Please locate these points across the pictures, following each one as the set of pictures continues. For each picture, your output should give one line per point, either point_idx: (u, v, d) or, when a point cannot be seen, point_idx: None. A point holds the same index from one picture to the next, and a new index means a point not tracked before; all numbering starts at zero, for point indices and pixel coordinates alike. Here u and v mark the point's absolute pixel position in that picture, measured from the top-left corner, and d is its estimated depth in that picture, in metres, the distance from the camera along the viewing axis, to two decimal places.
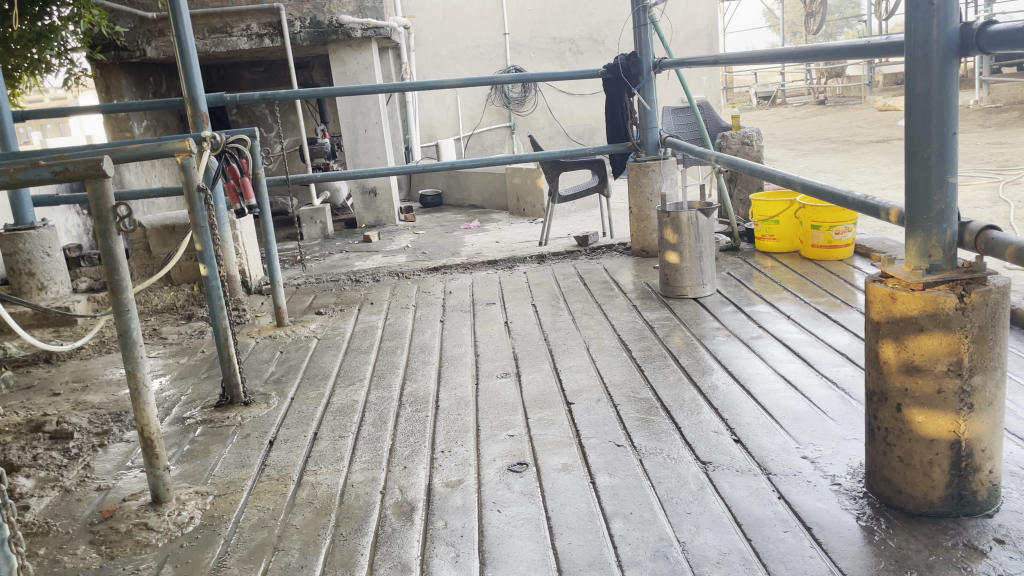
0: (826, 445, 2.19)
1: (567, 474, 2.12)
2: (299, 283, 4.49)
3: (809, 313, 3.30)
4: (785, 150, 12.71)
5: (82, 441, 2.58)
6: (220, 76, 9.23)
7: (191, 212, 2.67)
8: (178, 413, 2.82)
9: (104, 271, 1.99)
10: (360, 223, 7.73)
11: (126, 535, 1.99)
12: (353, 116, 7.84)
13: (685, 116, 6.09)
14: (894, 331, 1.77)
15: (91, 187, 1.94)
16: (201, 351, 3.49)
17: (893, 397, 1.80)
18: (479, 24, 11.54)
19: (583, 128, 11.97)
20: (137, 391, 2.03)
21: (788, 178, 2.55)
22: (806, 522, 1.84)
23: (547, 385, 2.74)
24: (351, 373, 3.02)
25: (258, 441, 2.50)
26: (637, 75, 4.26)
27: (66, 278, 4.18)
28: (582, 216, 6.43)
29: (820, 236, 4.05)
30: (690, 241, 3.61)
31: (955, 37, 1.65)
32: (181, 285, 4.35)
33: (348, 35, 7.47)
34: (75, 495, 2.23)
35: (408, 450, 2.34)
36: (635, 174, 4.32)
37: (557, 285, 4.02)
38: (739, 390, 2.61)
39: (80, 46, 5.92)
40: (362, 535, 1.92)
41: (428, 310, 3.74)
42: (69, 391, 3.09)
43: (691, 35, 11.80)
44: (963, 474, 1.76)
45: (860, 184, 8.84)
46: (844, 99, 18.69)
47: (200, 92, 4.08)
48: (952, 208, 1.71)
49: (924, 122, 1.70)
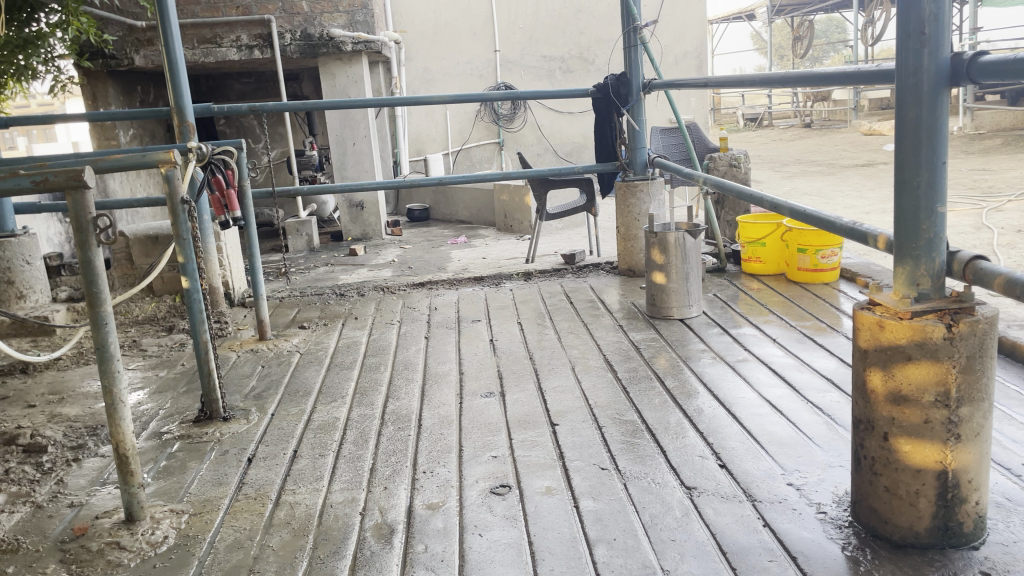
0: (811, 472, 2.17)
1: (551, 498, 2.09)
2: (283, 296, 4.45)
3: (795, 337, 3.30)
4: (772, 172, 12.81)
5: (55, 455, 2.52)
6: (209, 86, 9.19)
7: (175, 224, 2.67)
8: (155, 427, 2.77)
9: (83, 283, 1.95)
10: (347, 236, 7.69)
11: (98, 554, 1.94)
12: (341, 129, 7.82)
13: (674, 136, 6.11)
14: (881, 359, 1.76)
15: (71, 198, 1.91)
16: (180, 365, 3.44)
17: (880, 426, 1.79)
18: (470, 41, 11.58)
19: (572, 145, 12.02)
20: (114, 406, 1.99)
21: (776, 203, 2.54)
22: (791, 551, 1.82)
23: (532, 406, 2.71)
24: (333, 390, 2.98)
25: (237, 458, 2.46)
26: (627, 95, 4.29)
27: (46, 287, 4.12)
28: (570, 233, 6.42)
29: (806, 259, 4.05)
30: (677, 262, 3.61)
31: (946, 66, 1.65)
32: (163, 296, 4.30)
33: (338, 48, 7.48)
34: (47, 511, 2.18)
35: (390, 469, 2.30)
36: (622, 194, 4.32)
37: (543, 303, 4.01)
38: (724, 414, 2.59)
39: (67, 53, 5.83)
40: (341, 558, 1.88)
41: (412, 327, 3.71)
42: (45, 403, 3.03)
43: (680, 56, 11.89)
44: (950, 505, 1.75)
45: (845, 208, 8.89)
46: (830, 123, 18.90)
47: (187, 102, 4.04)
48: (941, 238, 1.71)
49: (913, 151, 1.70)
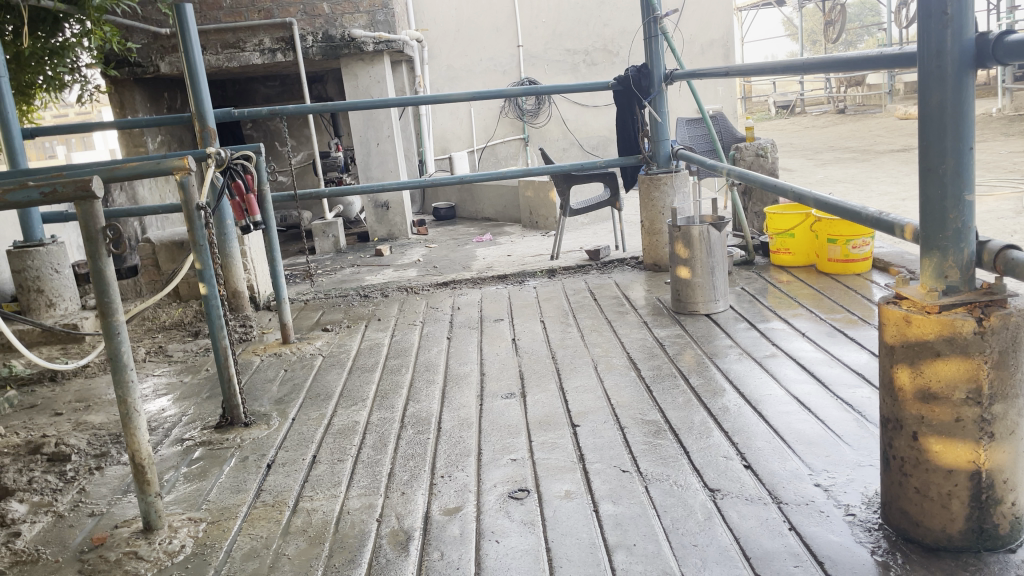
0: (840, 472, 2.10)
1: (569, 502, 2.05)
2: (308, 299, 4.45)
3: (825, 330, 3.21)
4: (805, 160, 12.58)
5: (78, 463, 2.54)
6: (235, 91, 9.27)
7: (191, 230, 2.59)
8: (177, 434, 2.77)
9: (95, 294, 1.95)
10: (373, 236, 7.70)
11: (115, 564, 1.95)
12: (365, 130, 7.83)
13: (699, 127, 6.02)
14: (909, 356, 1.68)
15: (80, 208, 1.91)
16: (205, 370, 3.46)
17: (909, 425, 1.72)
18: (493, 37, 11.54)
19: (598, 139, 11.93)
20: (129, 416, 1.99)
21: (801, 194, 2.46)
22: (817, 556, 1.76)
23: (553, 406, 2.67)
24: (354, 393, 2.96)
25: (256, 464, 2.45)
26: (648, 87, 4.20)
27: (75, 295, 4.16)
28: (595, 229, 6.36)
29: (836, 250, 3.95)
30: (701, 256, 3.54)
31: (970, 47, 1.57)
32: (189, 301, 4.33)
33: (360, 48, 7.47)
34: (68, 520, 2.19)
35: (407, 474, 2.28)
36: (646, 188, 4.25)
37: (568, 300, 3.96)
38: (751, 412, 2.53)
39: (94, 63, 5.86)
40: (355, 567, 1.86)
41: (435, 328, 3.68)
42: (72, 411, 3.06)
43: (706, 45, 11.73)
44: (984, 506, 1.67)
45: (881, 195, 8.70)
46: (864, 108, 18.49)
47: (208, 108, 4.06)
48: (969, 227, 1.63)
49: (938, 136, 1.62)
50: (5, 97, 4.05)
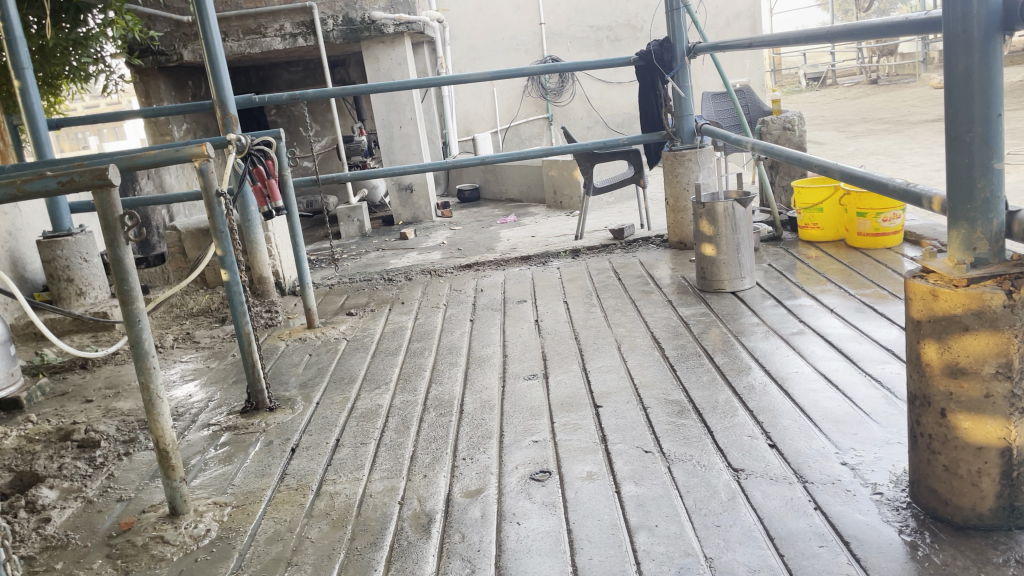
0: (867, 450, 2.06)
1: (592, 483, 2.04)
2: (333, 284, 4.47)
3: (854, 306, 3.15)
4: (835, 132, 12.35)
5: (107, 449, 2.58)
6: (259, 77, 9.31)
7: (211, 217, 2.59)
8: (204, 419, 2.81)
9: (115, 283, 1.97)
10: (398, 220, 7.72)
11: (142, 549, 1.97)
12: (388, 113, 7.82)
13: (724, 101, 5.93)
14: (936, 330, 1.63)
15: (98, 197, 1.91)
16: (232, 355, 3.49)
17: (937, 401, 1.67)
18: (515, 15, 11.46)
19: (623, 116, 11.82)
20: (152, 402, 2.01)
21: (827, 166, 2.40)
22: (843, 536, 1.72)
23: (575, 387, 2.65)
24: (377, 376, 2.97)
25: (281, 449, 2.47)
26: (671, 61, 4.13)
27: (104, 283, 4.23)
28: (620, 207, 6.30)
29: (866, 224, 3.87)
30: (727, 232, 3.48)
31: (998, 10, 1.52)
32: (216, 288, 4.38)
33: (380, 31, 7.43)
34: (97, 505, 2.23)
35: (430, 457, 2.28)
36: (670, 164, 4.19)
37: (591, 280, 3.92)
38: (777, 390, 2.49)
39: (119, 52, 5.90)
40: (377, 549, 1.86)
41: (458, 310, 3.68)
42: (102, 398, 3.11)
43: (732, 17, 11.54)
44: (1015, 484, 1.62)
45: (914, 167, 8.51)
46: (897, 78, 18.06)
47: (229, 94, 4.06)
48: (998, 197, 1.58)
49: (966, 102, 1.56)
50: (30, 88, 4.09)
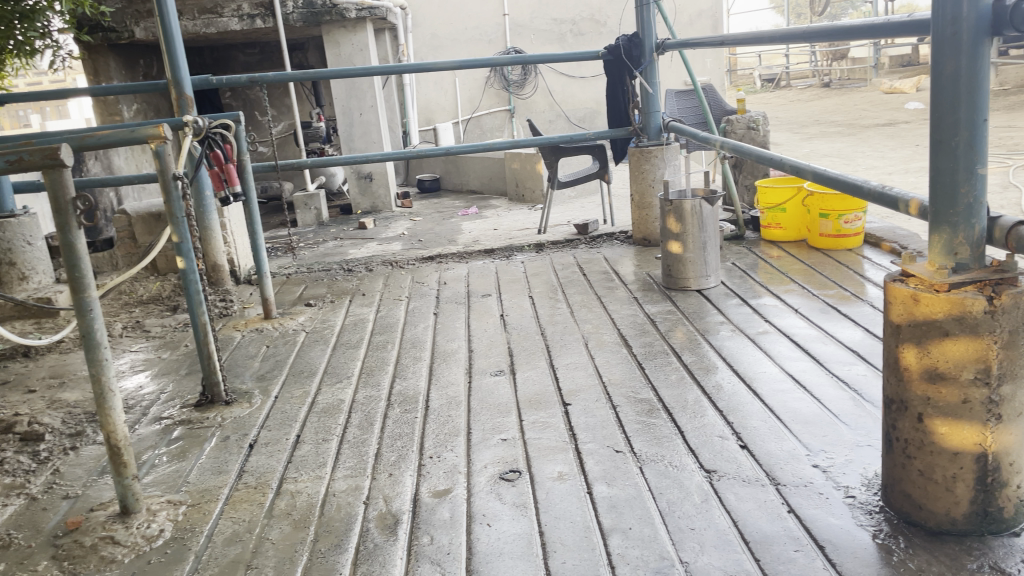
0: (838, 452, 2.06)
1: (563, 484, 1.99)
2: (290, 273, 4.35)
3: (818, 306, 3.16)
4: (790, 133, 12.54)
5: (53, 443, 2.45)
6: (213, 58, 9.09)
7: (167, 202, 2.47)
8: (156, 412, 2.69)
9: (65, 269, 1.86)
10: (356, 209, 7.59)
11: (91, 550, 1.87)
12: (347, 99, 7.68)
13: (689, 98, 5.95)
14: (916, 335, 1.63)
15: (48, 177, 1.80)
16: (184, 346, 3.36)
17: (914, 406, 1.66)
18: (478, 5, 11.38)
19: (585, 111, 11.86)
20: (103, 396, 1.91)
21: (799, 167, 2.39)
22: (817, 540, 1.71)
23: (543, 384, 2.61)
24: (338, 370, 2.88)
25: (238, 444, 2.38)
26: (639, 57, 4.11)
27: (48, 268, 4.04)
28: (582, 202, 6.28)
29: (828, 225, 3.90)
30: (693, 230, 3.47)
31: (987, 14, 1.50)
32: (167, 275, 4.25)
33: (342, 15, 7.28)
34: (42, 503, 2.11)
35: (395, 455, 2.21)
36: (636, 160, 4.17)
37: (556, 275, 3.88)
38: (745, 391, 2.47)
39: (66, 27, 5.66)
40: (342, 551, 1.79)
41: (421, 303, 3.60)
42: (46, 388, 2.97)
43: (695, 16, 11.63)
44: (989, 490, 1.63)
45: (867, 170, 8.67)
46: (848, 82, 18.40)
47: (185, 75, 3.91)
48: (981, 202, 1.57)
49: (951, 107, 1.55)
50: None
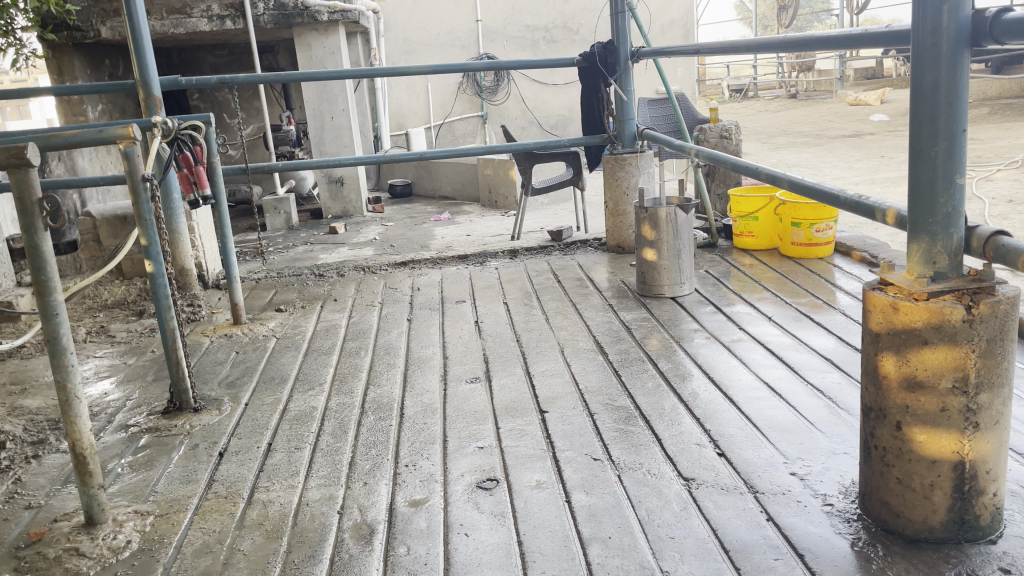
0: (814, 460, 2.06)
1: (541, 492, 1.97)
2: (259, 278, 4.28)
3: (791, 314, 3.18)
4: (759, 143, 12.69)
5: (14, 451, 2.38)
6: (181, 59, 8.98)
7: (136, 204, 2.44)
8: (121, 420, 2.62)
9: (31, 271, 1.80)
10: (326, 214, 7.51)
11: (55, 562, 1.81)
12: (319, 103, 7.61)
13: (662, 107, 5.99)
14: (895, 343, 1.64)
15: (13, 177, 1.74)
16: (151, 351, 3.28)
17: (893, 414, 1.67)
18: (451, 11, 11.36)
19: (557, 118, 11.90)
20: (69, 403, 1.85)
21: (773, 174, 2.40)
22: (797, 548, 1.71)
23: (519, 392, 2.58)
24: (310, 377, 2.84)
25: (207, 453, 2.32)
26: (614, 64, 4.12)
27: (9, 270, 3.99)
28: (556, 208, 6.28)
29: (800, 233, 3.93)
30: (668, 238, 3.47)
31: (966, 25, 1.51)
32: (133, 279, 4.17)
33: (313, 18, 7.22)
34: (2, 513, 2.04)
35: (370, 463, 2.17)
36: (610, 167, 4.17)
37: (530, 282, 3.87)
38: (721, 398, 2.48)
39: (30, 24, 5.53)
40: (316, 563, 1.75)
41: (394, 309, 3.57)
42: (6, 395, 2.88)
43: (666, 25, 11.72)
44: (966, 497, 1.64)
45: (834, 180, 8.79)
46: (815, 93, 18.68)
47: (153, 75, 3.83)
48: (959, 212, 1.58)
49: (931, 116, 1.56)
50: None
